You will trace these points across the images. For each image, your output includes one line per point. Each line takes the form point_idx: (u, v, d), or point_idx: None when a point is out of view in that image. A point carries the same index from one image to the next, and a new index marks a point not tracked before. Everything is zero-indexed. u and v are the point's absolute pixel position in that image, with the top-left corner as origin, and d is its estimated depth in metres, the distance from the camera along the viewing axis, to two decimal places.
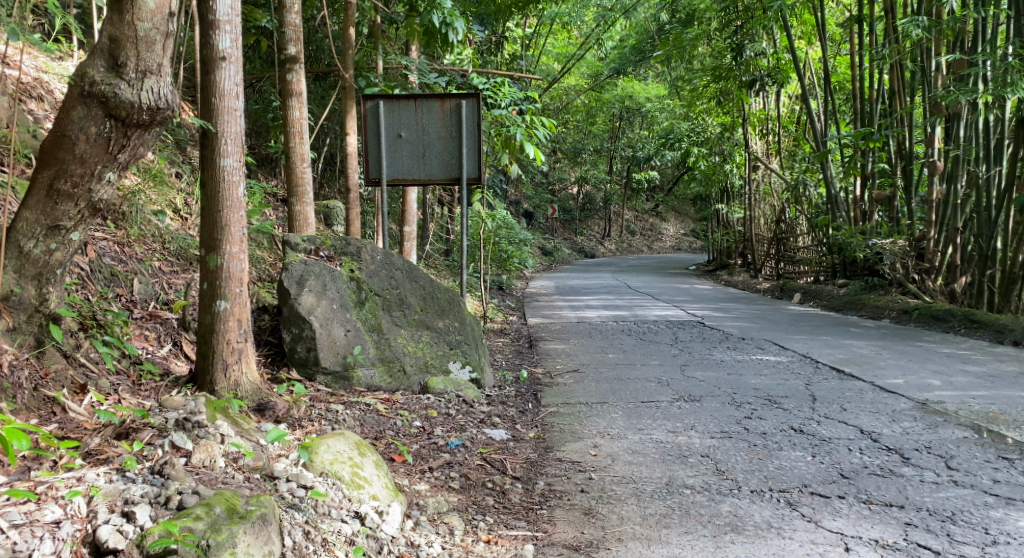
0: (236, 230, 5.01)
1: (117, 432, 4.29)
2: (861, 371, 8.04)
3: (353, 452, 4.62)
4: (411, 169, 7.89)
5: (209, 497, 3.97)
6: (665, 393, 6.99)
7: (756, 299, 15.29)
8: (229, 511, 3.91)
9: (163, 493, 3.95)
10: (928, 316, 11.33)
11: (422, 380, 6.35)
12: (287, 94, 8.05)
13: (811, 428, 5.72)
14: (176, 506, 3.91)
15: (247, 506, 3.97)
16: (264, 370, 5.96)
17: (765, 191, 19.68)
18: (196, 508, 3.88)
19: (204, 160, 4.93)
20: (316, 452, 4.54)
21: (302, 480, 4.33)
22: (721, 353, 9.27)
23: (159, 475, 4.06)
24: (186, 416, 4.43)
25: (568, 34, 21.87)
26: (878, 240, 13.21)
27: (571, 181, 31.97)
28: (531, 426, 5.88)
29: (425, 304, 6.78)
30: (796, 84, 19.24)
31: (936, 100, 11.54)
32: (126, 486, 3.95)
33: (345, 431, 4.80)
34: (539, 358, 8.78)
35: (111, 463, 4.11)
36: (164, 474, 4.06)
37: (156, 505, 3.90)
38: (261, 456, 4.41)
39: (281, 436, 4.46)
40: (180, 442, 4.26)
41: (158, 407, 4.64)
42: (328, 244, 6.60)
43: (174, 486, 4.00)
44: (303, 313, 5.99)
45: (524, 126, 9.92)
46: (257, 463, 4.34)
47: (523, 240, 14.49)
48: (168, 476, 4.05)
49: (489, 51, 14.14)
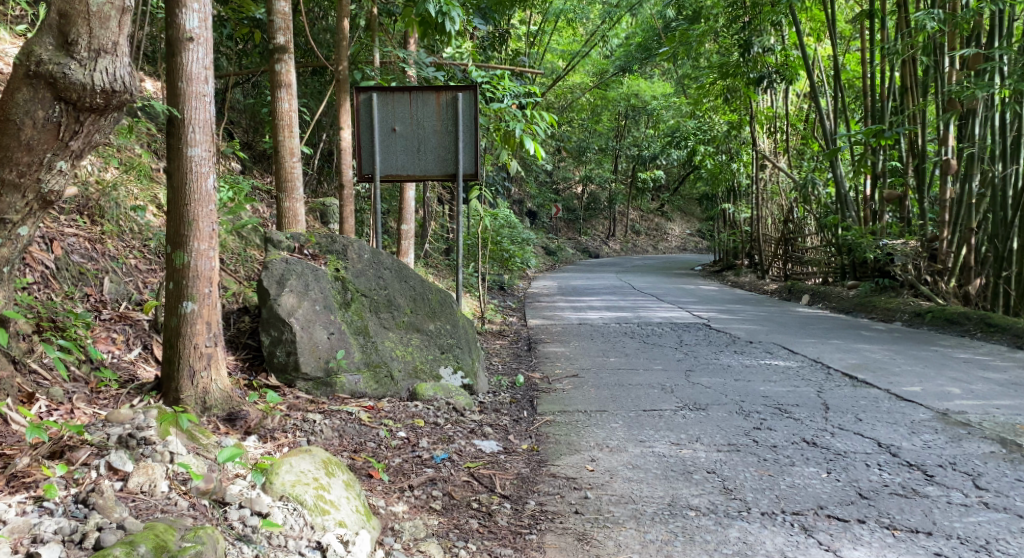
0: (205, 226, 4.66)
1: (51, 452, 4.00)
2: (875, 378, 7.65)
3: (320, 472, 4.27)
4: (405, 164, 7.51)
5: (134, 533, 3.62)
6: (668, 401, 6.62)
7: (763, 301, 14.90)
8: (157, 549, 3.57)
9: (80, 530, 3.61)
10: (942, 320, 10.93)
11: (410, 386, 5.97)
12: (275, 85, 7.66)
13: (824, 441, 5.34)
14: (91, 545, 3.56)
15: (180, 544, 3.63)
16: (241, 376, 5.62)
17: (772, 191, 19.26)
18: (115, 549, 3.52)
19: (170, 149, 4.59)
20: (276, 473, 4.20)
21: (257, 506, 3.99)
22: (728, 358, 8.88)
23: (83, 506, 3.75)
24: (131, 432, 4.13)
25: (573, 32, 21.46)
26: (889, 241, 12.80)
27: (575, 180, 31.56)
28: (525, 436, 5.51)
29: (414, 306, 6.43)
30: (804, 82, 18.82)
31: (951, 97, 11.13)
32: (38, 521, 3.65)
33: (313, 448, 4.45)
34: (537, 362, 8.40)
35: (32, 489, 3.81)
36: (89, 504, 3.74)
37: (69, 545, 3.56)
38: (212, 477, 4.07)
39: (236, 456, 4.10)
40: (118, 463, 3.97)
41: (103, 420, 4.29)
42: (313, 242, 6.23)
43: (94, 521, 3.66)
44: (282, 315, 5.61)
45: (524, 120, 9.55)
46: (207, 486, 4.01)
47: (525, 239, 14.12)
48: (93, 506, 3.73)
49: (491, 46, 13.77)
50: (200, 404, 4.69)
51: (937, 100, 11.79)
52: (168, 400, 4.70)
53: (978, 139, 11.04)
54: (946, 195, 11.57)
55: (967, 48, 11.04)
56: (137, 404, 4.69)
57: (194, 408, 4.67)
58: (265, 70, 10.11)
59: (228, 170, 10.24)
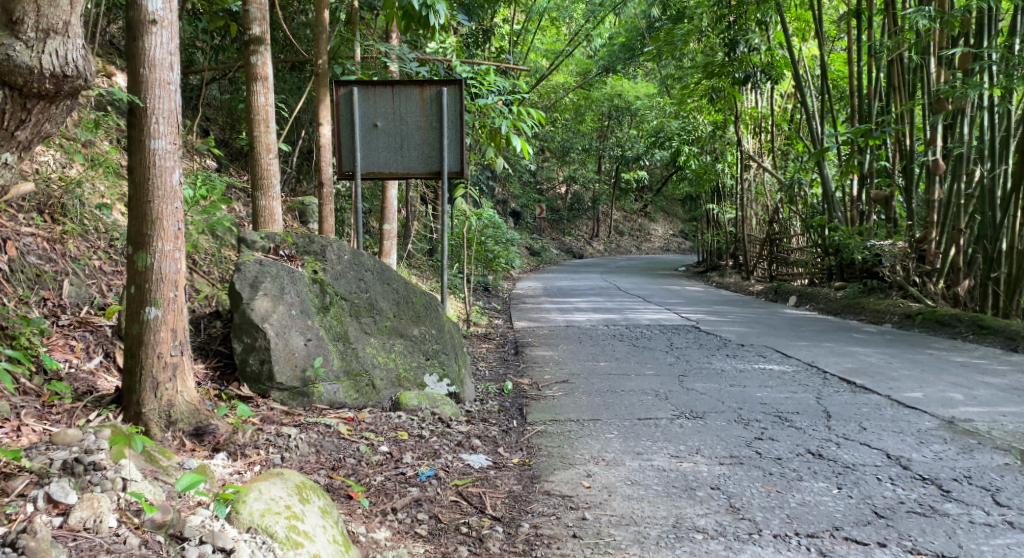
0: (170, 225, 4.31)
1: None
2: (874, 383, 7.37)
3: (292, 499, 3.95)
4: (388, 162, 7.17)
5: None
6: (664, 408, 6.32)
7: (750, 302, 14.64)
8: None
9: None
10: (934, 321, 10.70)
11: (393, 395, 5.65)
12: (250, 79, 7.30)
13: (831, 452, 5.05)
14: None
15: None
16: (211, 385, 5.29)
17: (758, 191, 18.99)
18: None
19: (131, 141, 4.23)
20: (244, 501, 3.87)
21: (220, 542, 3.67)
22: (721, 362, 8.59)
23: (13, 550, 3.39)
24: (77, 457, 3.81)
25: (556, 31, 21.13)
26: (877, 242, 12.58)
27: (558, 180, 31.26)
28: (516, 449, 5.19)
29: (398, 309, 6.08)
30: (789, 81, 18.54)
31: (941, 97, 10.92)
32: None
33: (286, 471, 4.13)
34: (524, 367, 8.08)
35: None
36: (19, 548, 3.39)
37: None
38: (169, 507, 3.74)
39: (195, 485, 3.76)
40: (59, 495, 3.63)
41: (48, 441, 3.94)
42: (290, 242, 5.90)
43: None
44: (256, 320, 5.28)
45: (511, 117, 9.19)
46: (164, 517, 3.68)
47: (510, 240, 13.79)
48: (23, 551, 3.38)
49: (474, 43, 13.41)
50: (164, 417, 4.35)
51: (926, 100, 11.56)
52: (128, 415, 4.34)
53: (968, 138, 10.86)
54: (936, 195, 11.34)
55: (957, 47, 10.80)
56: (94, 419, 4.35)
57: (157, 423, 4.32)
58: (241, 65, 9.74)
59: (203, 168, 9.86)
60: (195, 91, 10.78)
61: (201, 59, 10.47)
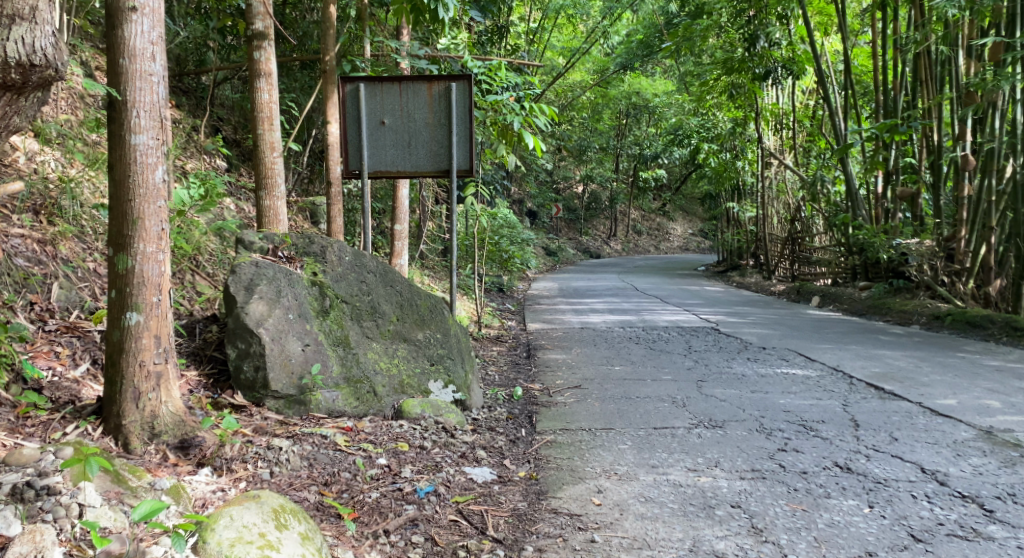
0: (152, 225, 4.12)
1: None
2: (903, 389, 7.02)
3: (268, 526, 3.74)
4: (395, 160, 6.90)
5: None
6: (681, 416, 6.03)
7: (771, 303, 14.28)
8: None
9: None
10: (964, 323, 10.32)
11: (395, 403, 5.38)
12: (254, 75, 7.04)
13: (859, 466, 4.73)
14: None
15: None
16: (204, 393, 5.04)
17: (778, 189, 18.57)
18: None
19: (111, 136, 4.04)
20: (212, 529, 3.67)
21: None
22: (742, 366, 8.27)
23: None
24: (29, 481, 3.62)
25: (573, 28, 20.78)
26: (903, 240, 12.19)
27: (576, 179, 30.88)
28: (523, 461, 4.91)
29: (402, 313, 5.80)
30: (811, 77, 18.11)
31: (971, 90, 10.53)
32: None
33: (265, 493, 3.91)
34: (536, 372, 7.78)
35: None
36: None
37: None
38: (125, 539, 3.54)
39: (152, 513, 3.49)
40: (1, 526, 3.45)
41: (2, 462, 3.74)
42: (289, 243, 5.66)
43: None
44: (250, 325, 5.04)
45: (523, 114, 8.86)
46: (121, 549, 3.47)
47: (526, 239, 13.48)
48: None
49: (489, 40, 13.10)
50: (148, 429, 4.16)
51: (956, 93, 11.18)
52: (108, 427, 4.15)
53: (999, 133, 10.47)
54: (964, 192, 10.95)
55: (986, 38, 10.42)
56: (71, 432, 4.14)
57: (140, 435, 4.14)
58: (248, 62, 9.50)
59: (211, 168, 9.63)
60: (205, 89, 10.56)
61: (209, 56, 10.24)
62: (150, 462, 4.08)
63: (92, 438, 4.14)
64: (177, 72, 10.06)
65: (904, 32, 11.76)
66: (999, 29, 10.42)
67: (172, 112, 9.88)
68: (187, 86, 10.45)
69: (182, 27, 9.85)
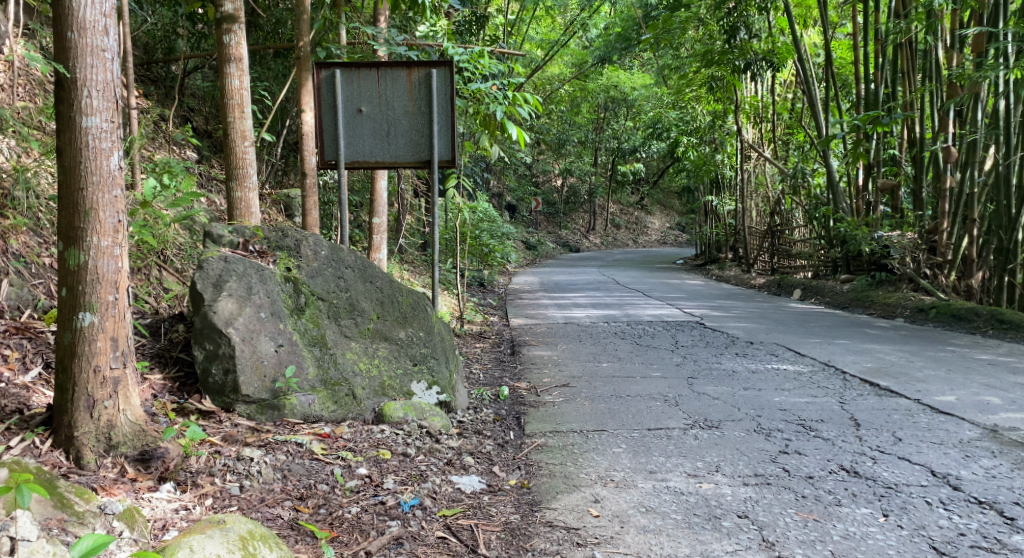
0: (107, 217, 3.85)
1: None
2: (900, 385, 6.78)
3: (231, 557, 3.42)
4: (373, 150, 6.56)
5: None
6: (675, 416, 5.75)
7: (753, 296, 14.07)
8: None
9: None
10: (950, 315, 10.12)
11: (375, 406, 5.07)
12: (223, 60, 6.68)
13: (867, 469, 4.47)
14: None
15: None
16: (168, 398, 4.72)
17: (758, 182, 18.34)
18: None
19: (60, 119, 3.78)
20: None
21: None
22: (731, 362, 8.01)
23: None
24: None
25: (552, 20, 20.44)
26: (886, 233, 11.95)
27: (554, 173, 30.57)
28: (513, 467, 4.63)
29: (382, 310, 5.48)
30: (792, 69, 17.88)
31: (955, 81, 10.33)
32: None
33: (230, 518, 3.59)
34: (521, 370, 7.48)
35: None
36: None
37: None
38: None
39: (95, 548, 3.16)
40: None
41: None
42: (261, 237, 5.33)
43: None
44: (219, 325, 4.73)
45: (505, 103, 8.50)
46: None
47: (506, 232, 13.17)
48: None
49: (466, 30, 12.75)
50: (104, 440, 3.88)
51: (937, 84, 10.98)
52: (59, 439, 3.88)
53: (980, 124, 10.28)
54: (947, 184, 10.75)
55: (969, 28, 10.20)
56: (16, 445, 3.85)
57: (95, 447, 3.86)
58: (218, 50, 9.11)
59: (180, 159, 9.25)
60: (174, 78, 10.16)
61: (178, 44, 9.85)
62: (104, 478, 3.81)
63: (42, 452, 3.86)
64: (145, 60, 9.66)
65: (887, 21, 11.53)
66: (981, 19, 10.20)
67: (140, 101, 9.48)
68: (155, 75, 10.06)
69: (149, 13, 9.46)
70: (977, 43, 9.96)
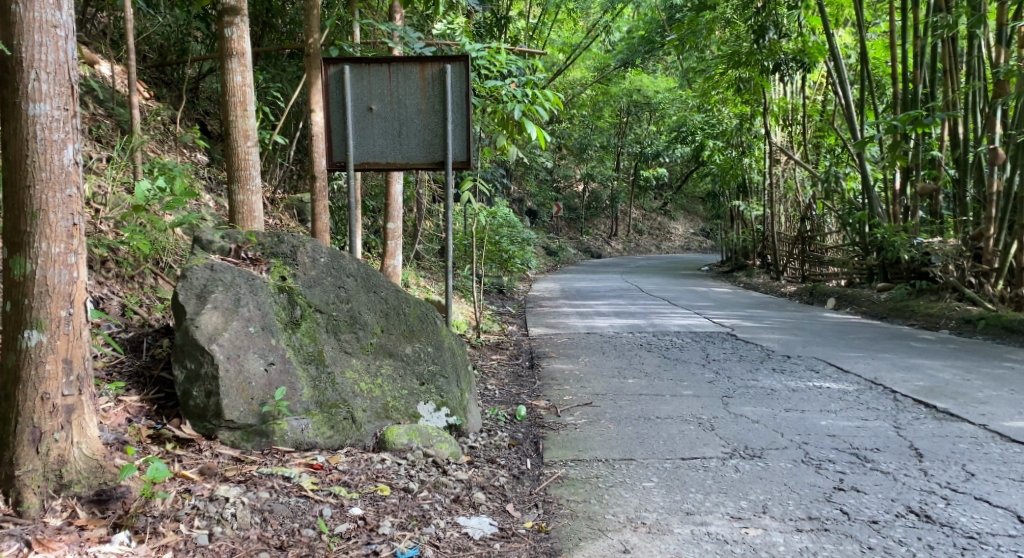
0: (57, 220, 3.69)
1: None
2: (960, 408, 6.21)
3: None
4: (384, 151, 6.01)
5: None
6: (712, 443, 5.20)
7: (785, 304, 13.46)
8: None
9: None
10: (1000, 328, 9.47)
11: (376, 431, 4.56)
12: (224, 55, 6.12)
13: (938, 513, 4.14)
14: None
15: None
16: (144, 423, 4.24)
17: (787, 187, 17.61)
18: None
19: (6, 106, 3.64)
20: None
21: None
22: (768, 379, 7.40)
23: None
24: None
25: (573, 22, 19.83)
26: (926, 239, 11.27)
27: (576, 178, 29.93)
28: (528, 505, 4.25)
29: (386, 323, 4.95)
30: (823, 70, 17.15)
31: (1002, 80, 9.67)
32: None
33: None
34: (541, 385, 6.93)
35: None
36: None
37: None
38: None
39: None
40: None
41: None
42: (254, 243, 4.83)
43: None
44: (202, 341, 4.23)
45: (527, 100, 7.91)
46: None
47: (527, 238, 12.62)
48: None
49: (486, 29, 12.21)
50: (53, 479, 3.69)
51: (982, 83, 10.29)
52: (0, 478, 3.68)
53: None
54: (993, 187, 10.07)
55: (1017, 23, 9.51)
56: None
57: (46, 486, 3.68)
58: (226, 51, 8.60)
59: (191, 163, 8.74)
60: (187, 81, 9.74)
61: (191, 45, 9.38)
62: (49, 526, 3.61)
63: None
64: (157, 62, 9.20)
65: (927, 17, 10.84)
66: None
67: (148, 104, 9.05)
68: (168, 78, 9.62)
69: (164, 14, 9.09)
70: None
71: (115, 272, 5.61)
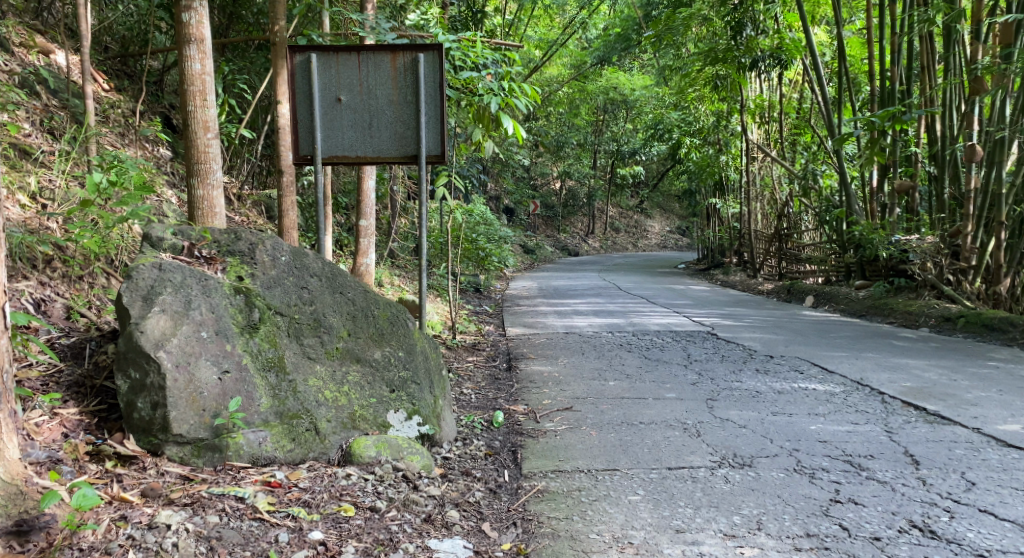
0: None
1: None
2: (951, 410, 5.97)
3: None
4: (353, 144, 5.62)
5: None
6: (699, 450, 4.91)
7: (764, 302, 13.23)
8: None
9: None
10: (981, 325, 9.23)
11: (343, 443, 4.29)
12: (182, 40, 5.68)
13: (944, 528, 3.92)
14: None
15: None
16: (82, 438, 3.95)
17: (764, 184, 17.36)
18: None
19: None
20: None
21: None
22: (752, 380, 7.10)
23: None
24: None
25: (550, 17, 19.49)
26: (904, 236, 11.07)
27: (553, 176, 29.63)
28: (506, 523, 4.03)
29: (354, 326, 4.61)
30: (799, 66, 16.91)
31: (980, 76, 9.40)
32: None
33: None
34: (519, 389, 6.62)
35: None
36: None
37: None
38: None
39: None
40: None
41: None
42: (209, 240, 4.49)
43: None
44: (148, 348, 3.93)
45: (501, 93, 7.55)
46: None
47: (504, 235, 12.30)
48: None
49: (459, 22, 11.85)
50: None
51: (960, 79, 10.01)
52: None
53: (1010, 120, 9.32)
54: (970, 183, 9.79)
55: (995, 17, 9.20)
56: None
57: None
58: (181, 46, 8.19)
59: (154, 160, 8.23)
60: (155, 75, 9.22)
61: (155, 35, 8.88)
62: None
63: None
64: (121, 52, 8.68)
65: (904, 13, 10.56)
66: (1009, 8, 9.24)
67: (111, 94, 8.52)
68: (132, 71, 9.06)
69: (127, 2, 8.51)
70: (1004, 34, 8.95)
71: (62, 272, 5.21)
